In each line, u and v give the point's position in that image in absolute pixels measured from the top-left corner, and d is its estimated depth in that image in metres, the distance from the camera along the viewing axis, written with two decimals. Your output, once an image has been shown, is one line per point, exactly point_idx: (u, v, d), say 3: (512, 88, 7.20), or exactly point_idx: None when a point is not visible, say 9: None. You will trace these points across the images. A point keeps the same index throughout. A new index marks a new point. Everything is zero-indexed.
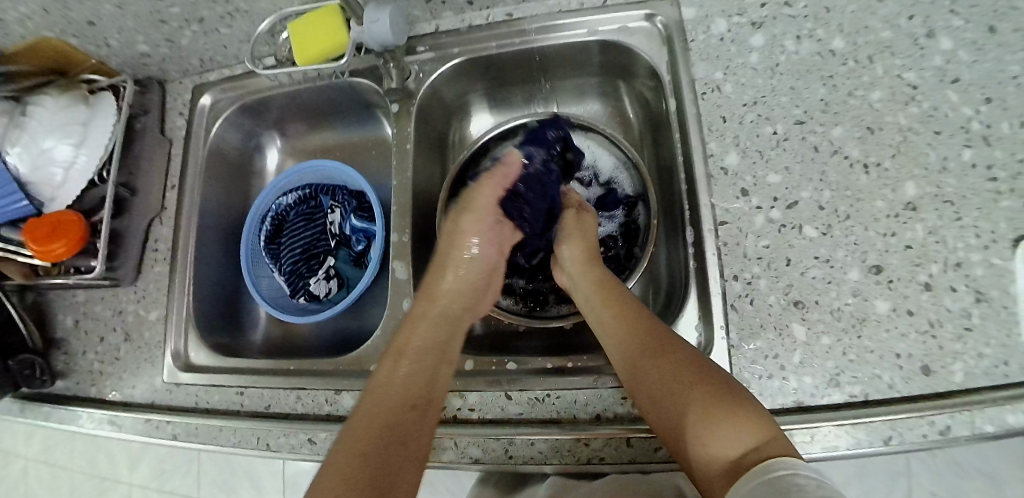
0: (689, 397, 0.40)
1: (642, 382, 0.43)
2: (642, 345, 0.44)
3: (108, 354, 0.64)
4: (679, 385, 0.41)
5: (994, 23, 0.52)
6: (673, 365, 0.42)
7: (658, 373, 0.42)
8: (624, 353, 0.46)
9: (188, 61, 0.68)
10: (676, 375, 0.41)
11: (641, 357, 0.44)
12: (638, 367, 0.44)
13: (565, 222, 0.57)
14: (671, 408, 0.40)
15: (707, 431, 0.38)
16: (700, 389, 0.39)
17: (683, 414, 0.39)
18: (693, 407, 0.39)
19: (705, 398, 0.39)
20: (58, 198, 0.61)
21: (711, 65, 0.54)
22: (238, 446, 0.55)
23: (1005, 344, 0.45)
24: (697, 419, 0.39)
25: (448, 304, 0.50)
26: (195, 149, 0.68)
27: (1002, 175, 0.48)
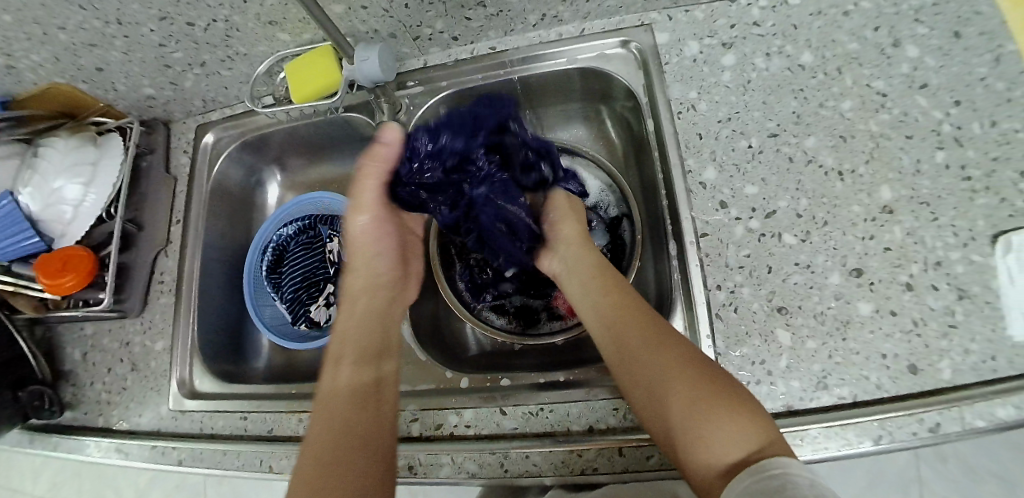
0: (687, 393, 0.40)
1: (639, 368, 0.43)
2: (646, 334, 0.45)
3: (115, 385, 0.66)
4: (678, 379, 0.41)
5: (958, 30, 0.55)
6: (676, 358, 0.42)
7: (662, 363, 0.42)
8: (625, 337, 0.46)
9: (190, 102, 0.71)
10: (676, 370, 0.42)
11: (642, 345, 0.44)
12: (637, 352, 0.44)
13: (554, 200, 0.60)
14: (666, 400, 0.41)
15: (703, 428, 0.39)
16: (702, 387, 0.40)
17: (672, 408, 0.40)
18: (692, 404, 0.40)
19: (706, 396, 0.39)
20: (68, 234, 0.64)
21: (686, 85, 0.57)
22: (243, 469, 0.56)
23: (991, 339, 0.46)
24: (698, 418, 0.39)
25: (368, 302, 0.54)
26: (198, 187, 0.71)
27: (976, 173, 0.50)
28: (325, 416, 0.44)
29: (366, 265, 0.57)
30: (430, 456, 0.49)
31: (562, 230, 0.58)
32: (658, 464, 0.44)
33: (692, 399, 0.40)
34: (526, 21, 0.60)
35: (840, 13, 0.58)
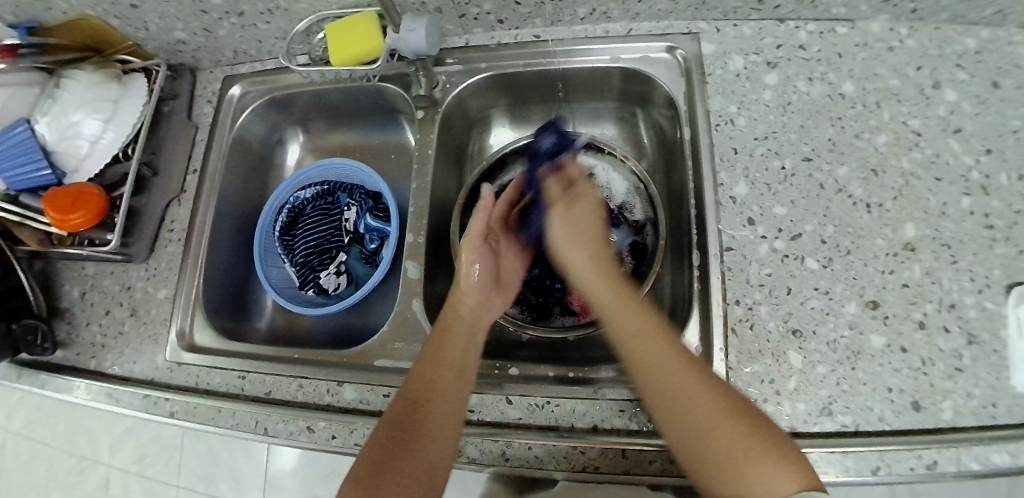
0: (722, 434, 0.38)
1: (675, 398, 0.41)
2: (672, 375, 0.42)
3: (112, 328, 0.65)
4: (711, 419, 0.39)
5: (998, 79, 0.55)
6: (701, 396, 0.40)
7: (686, 403, 0.40)
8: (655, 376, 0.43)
9: (222, 52, 0.70)
10: (709, 410, 0.40)
11: (676, 383, 0.41)
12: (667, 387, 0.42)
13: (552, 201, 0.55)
14: (704, 448, 0.39)
15: (742, 478, 0.37)
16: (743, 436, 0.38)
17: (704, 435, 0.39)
18: (730, 446, 0.38)
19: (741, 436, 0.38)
20: (81, 170, 0.62)
21: (726, 99, 0.57)
22: (235, 428, 0.55)
23: (994, 386, 0.46)
24: (744, 463, 0.37)
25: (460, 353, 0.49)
26: (219, 137, 0.70)
27: (999, 223, 0.51)
28: (402, 393, 0.46)
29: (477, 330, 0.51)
30: None
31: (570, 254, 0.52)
32: (659, 469, 0.45)
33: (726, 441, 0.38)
34: (574, 14, 0.60)
35: (885, 47, 0.58)
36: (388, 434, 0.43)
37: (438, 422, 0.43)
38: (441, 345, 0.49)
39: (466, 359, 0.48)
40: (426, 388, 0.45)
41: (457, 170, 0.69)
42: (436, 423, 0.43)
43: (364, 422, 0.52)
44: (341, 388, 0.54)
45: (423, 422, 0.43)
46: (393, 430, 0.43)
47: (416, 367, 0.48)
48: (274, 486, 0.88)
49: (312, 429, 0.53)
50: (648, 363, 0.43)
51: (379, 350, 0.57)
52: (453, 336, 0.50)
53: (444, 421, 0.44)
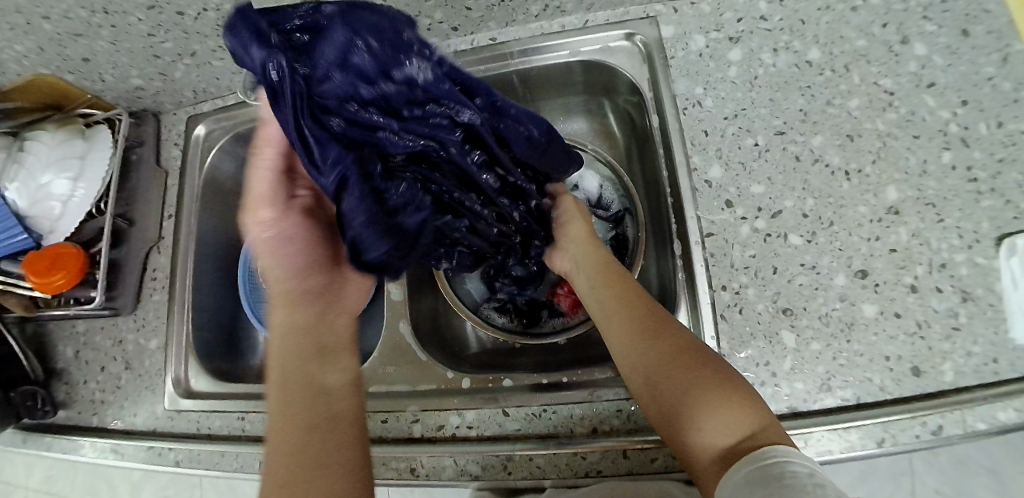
0: (680, 380, 0.41)
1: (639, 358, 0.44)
2: (644, 342, 0.45)
3: (109, 383, 0.65)
4: (674, 380, 0.42)
5: (966, 27, 0.54)
6: (664, 349, 0.43)
7: (653, 365, 0.43)
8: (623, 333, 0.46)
9: (181, 93, 0.69)
10: (666, 370, 0.42)
11: (644, 356, 0.44)
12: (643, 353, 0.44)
13: (565, 205, 0.57)
14: (668, 390, 0.42)
15: (698, 423, 0.39)
16: (700, 379, 0.41)
17: (675, 383, 0.41)
18: (690, 396, 0.40)
19: (711, 383, 0.40)
20: (56, 231, 0.62)
21: (691, 81, 0.56)
22: (240, 471, 0.56)
23: (993, 342, 0.46)
24: (693, 415, 0.40)
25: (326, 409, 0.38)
26: (190, 180, 0.70)
27: (982, 175, 0.49)
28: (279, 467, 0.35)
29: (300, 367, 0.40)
30: (431, 458, 0.48)
31: (568, 233, 0.55)
32: (662, 466, 0.44)
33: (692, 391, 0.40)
34: (527, 12, 0.58)
35: (848, 8, 0.57)
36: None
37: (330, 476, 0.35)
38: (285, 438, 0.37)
39: (339, 417, 0.38)
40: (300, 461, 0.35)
41: None
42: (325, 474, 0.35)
43: None
44: None
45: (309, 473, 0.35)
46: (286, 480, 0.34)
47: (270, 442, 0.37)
48: None
49: None
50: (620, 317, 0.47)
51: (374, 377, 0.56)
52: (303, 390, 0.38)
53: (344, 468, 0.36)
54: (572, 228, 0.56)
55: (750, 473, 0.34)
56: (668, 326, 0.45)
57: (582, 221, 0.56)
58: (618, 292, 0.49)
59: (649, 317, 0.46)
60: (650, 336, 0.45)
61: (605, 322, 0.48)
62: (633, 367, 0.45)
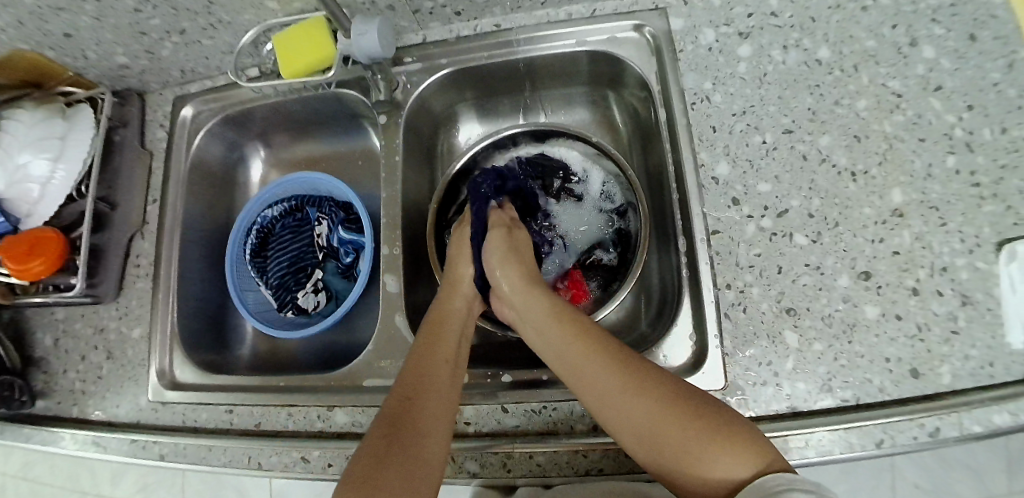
0: (673, 434, 0.38)
1: (621, 415, 0.40)
2: (625, 395, 0.40)
3: (90, 373, 0.63)
4: (665, 434, 0.39)
5: (974, 32, 0.53)
6: (648, 401, 0.40)
7: (643, 422, 0.39)
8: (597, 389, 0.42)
9: (168, 72, 0.66)
10: (655, 427, 0.39)
11: (625, 412, 0.40)
12: (621, 408, 0.40)
13: (495, 239, 0.52)
14: (660, 444, 0.39)
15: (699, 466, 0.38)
16: (692, 425, 0.38)
17: (668, 435, 0.39)
18: (686, 449, 0.38)
19: (703, 428, 0.38)
20: (33, 215, 0.59)
21: (700, 76, 0.55)
22: (228, 466, 0.54)
23: (991, 346, 0.46)
24: (694, 460, 0.38)
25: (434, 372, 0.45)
26: (176, 163, 0.67)
27: (985, 180, 0.49)
28: (395, 392, 0.43)
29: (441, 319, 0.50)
30: None
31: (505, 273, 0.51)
32: None
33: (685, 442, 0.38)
34: None
35: (858, 7, 0.56)
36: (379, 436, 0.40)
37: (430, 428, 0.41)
38: (387, 432, 0.40)
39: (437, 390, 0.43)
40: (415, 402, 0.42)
41: (428, 173, 0.66)
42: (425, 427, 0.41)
43: (360, 446, 0.50)
44: (332, 413, 0.53)
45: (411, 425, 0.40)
46: (386, 434, 0.40)
47: (402, 373, 0.45)
48: None
49: (307, 459, 0.51)
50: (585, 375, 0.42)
51: (368, 370, 0.55)
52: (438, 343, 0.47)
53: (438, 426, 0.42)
54: (506, 269, 0.51)
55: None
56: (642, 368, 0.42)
57: (512, 250, 0.52)
58: (579, 339, 0.44)
59: (624, 365, 0.42)
60: (628, 390, 0.40)
61: (572, 378, 0.43)
62: (620, 428, 0.41)
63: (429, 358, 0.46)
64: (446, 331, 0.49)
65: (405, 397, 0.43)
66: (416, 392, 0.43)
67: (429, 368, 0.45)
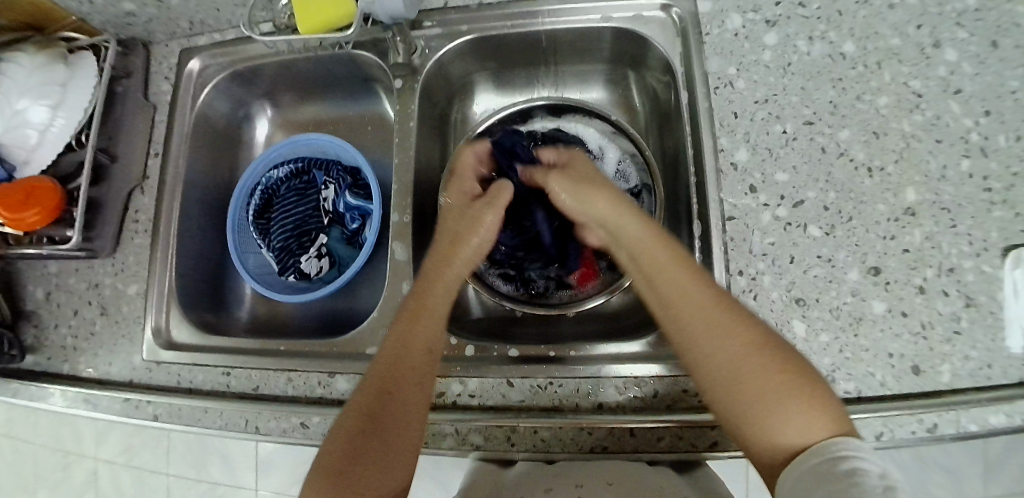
0: (758, 375, 0.37)
1: (715, 344, 0.39)
2: (723, 319, 0.39)
3: (82, 329, 0.61)
4: (750, 371, 0.37)
5: (997, 39, 0.53)
6: (744, 343, 0.38)
7: (732, 349, 0.38)
8: (695, 316, 0.40)
9: (176, 23, 0.64)
10: (746, 358, 0.38)
11: (717, 338, 0.39)
12: (713, 337, 0.39)
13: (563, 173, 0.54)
14: (743, 383, 0.37)
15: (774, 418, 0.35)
16: (776, 371, 0.37)
17: (749, 373, 0.37)
18: (768, 395, 0.36)
19: (793, 384, 0.36)
20: (31, 162, 0.57)
21: (725, 60, 0.54)
22: (225, 428, 0.53)
23: (991, 348, 0.46)
24: (768, 410, 0.36)
25: (414, 363, 0.43)
26: (180, 117, 0.65)
27: (997, 186, 0.50)
28: (373, 378, 0.42)
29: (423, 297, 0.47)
30: (432, 425, 0.48)
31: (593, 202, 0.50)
32: (667, 445, 0.45)
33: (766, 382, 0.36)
34: None
35: (885, 4, 0.55)
36: (352, 428, 0.40)
37: (404, 422, 0.41)
38: (360, 424, 0.40)
39: (413, 383, 0.42)
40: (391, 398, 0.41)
41: (440, 144, 0.65)
42: (399, 423, 0.40)
43: None
44: (334, 379, 0.53)
45: (386, 420, 0.40)
46: (359, 425, 0.40)
47: (381, 354, 0.44)
48: (266, 469, 0.88)
49: (307, 424, 0.51)
50: (686, 300, 0.41)
51: (371, 338, 0.54)
52: (420, 329, 0.45)
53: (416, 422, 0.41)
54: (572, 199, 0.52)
55: (811, 473, 0.32)
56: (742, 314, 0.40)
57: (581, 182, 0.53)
58: (681, 266, 0.43)
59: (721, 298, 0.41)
60: (718, 334, 0.39)
61: (664, 307, 0.43)
62: (700, 366, 0.39)
63: (408, 344, 0.44)
64: (429, 313, 0.46)
65: (381, 389, 0.41)
66: (393, 384, 0.42)
67: (405, 356, 0.43)
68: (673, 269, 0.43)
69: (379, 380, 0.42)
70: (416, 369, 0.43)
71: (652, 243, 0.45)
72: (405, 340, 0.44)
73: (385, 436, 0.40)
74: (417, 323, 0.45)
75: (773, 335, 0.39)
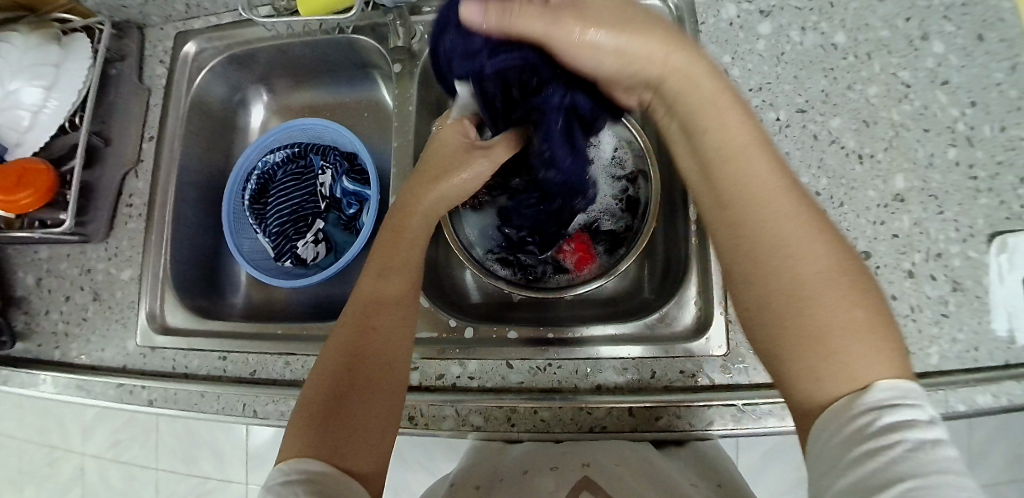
0: (830, 294, 0.29)
1: (787, 246, 0.31)
2: (802, 225, 0.31)
3: (74, 314, 0.61)
4: (825, 288, 0.29)
5: (983, 32, 0.54)
6: (822, 258, 0.30)
7: (808, 256, 0.30)
8: (773, 210, 0.32)
9: (172, 5, 0.63)
10: (821, 274, 0.30)
11: (792, 242, 0.31)
12: (790, 238, 0.31)
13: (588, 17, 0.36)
14: (807, 297, 0.29)
15: (833, 348, 0.28)
16: (852, 297, 0.29)
17: (822, 290, 0.29)
18: (837, 319, 0.28)
19: (868, 321, 0.28)
20: (24, 144, 0.57)
21: (720, 48, 0.55)
22: (222, 413, 0.53)
23: (977, 331, 0.48)
24: (833, 339, 0.28)
25: (393, 294, 0.44)
26: (176, 100, 0.64)
27: (983, 174, 0.51)
28: (351, 314, 0.43)
29: (400, 232, 0.47)
30: (432, 407, 0.48)
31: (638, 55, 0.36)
32: (664, 425, 0.46)
33: (837, 306, 0.29)
34: None
35: None
36: (336, 363, 0.40)
37: (388, 354, 0.41)
38: (343, 358, 0.40)
39: (393, 314, 0.43)
40: (372, 329, 0.42)
41: None
42: (383, 354, 0.41)
43: None
44: None
45: (370, 351, 0.41)
46: (342, 360, 0.40)
47: (357, 290, 0.44)
48: (257, 463, 0.87)
49: None
50: (763, 193, 0.32)
51: None
52: (397, 261, 0.45)
53: (400, 353, 0.42)
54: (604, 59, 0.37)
55: (847, 426, 0.26)
56: (822, 225, 0.32)
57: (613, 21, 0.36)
58: (763, 158, 0.34)
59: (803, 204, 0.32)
60: (781, 241, 0.31)
61: (721, 205, 0.34)
62: (746, 272, 0.32)
63: (385, 277, 0.44)
64: (404, 246, 0.47)
65: (360, 325, 0.42)
66: (374, 317, 0.42)
67: (383, 288, 0.44)
68: (745, 162, 0.34)
69: (359, 314, 0.42)
70: (395, 300, 0.44)
71: (723, 127, 0.35)
72: (383, 274, 0.44)
73: (371, 367, 0.40)
74: (392, 257, 0.46)
75: (858, 263, 0.31)
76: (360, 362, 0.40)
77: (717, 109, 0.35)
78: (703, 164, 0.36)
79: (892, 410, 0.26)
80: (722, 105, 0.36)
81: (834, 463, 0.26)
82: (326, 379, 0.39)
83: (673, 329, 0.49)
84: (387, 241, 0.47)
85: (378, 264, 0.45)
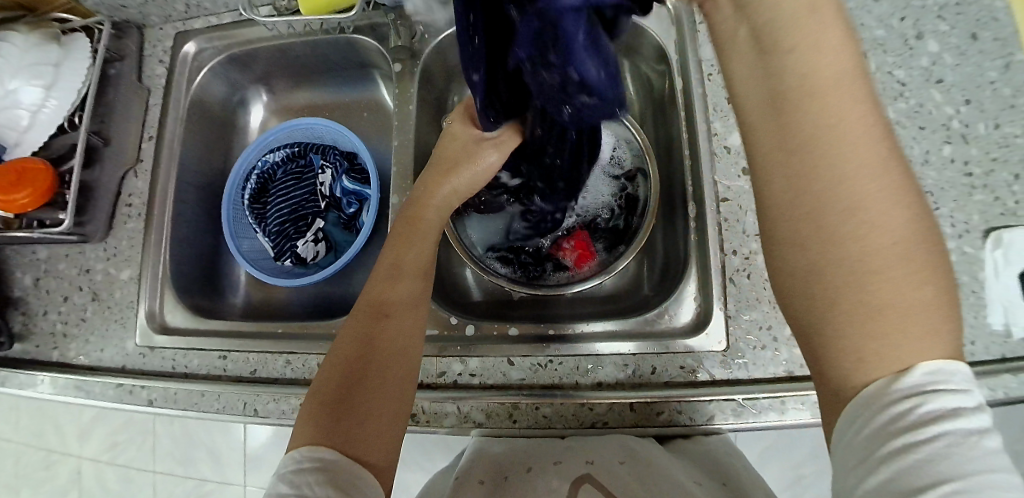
0: (894, 264, 0.24)
1: (853, 201, 0.24)
2: (876, 175, 0.24)
3: (73, 315, 0.60)
4: (886, 256, 0.24)
5: (976, 31, 0.55)
6: (889, 218, 0.24)
7: (874, 216, 0.24)
8: (845, 153, 0.24)
9: (172, 5, 0.64)
10: (886, 239, 0.24)
11: (860, 198, 0.24)
12: (858, 189, 0.24)
13: None
14: (865, 264, 0.24)
15: (884, 327, 0.24)
16: (915, 268, 0.24)
17: (882, 258, 0.24)
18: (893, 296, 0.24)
19: (929, 295, 0.24)
20: (22, 144, 0.57)
21: None
22: (223, 412, 0.53)
23: (973, 325, 0.48)
24: (883, 318, 0.24)
25: (406, 286, 0.45)
26: (175, 99, 0.65)
27: (977, 171, 0.52)
28: (365, 303, 0.44)
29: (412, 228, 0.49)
30: (433, 404, 0.48)
31: None
32: (666, 419, 0.46)
33: (898, 277, 0.24)
34: None
35: None
36: (349, 351, 0.41)
37: (400, 342, 0.42)
38: (356, 346, 0.41)
39: (405, 304, 0.44)
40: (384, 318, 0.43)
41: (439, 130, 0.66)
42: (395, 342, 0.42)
43: None
44: None
45: (381, 339, 0.41)
46: (355, 348, 0.41)
47: (372, 281, 0.46)
48: (255, 465, 0.86)
49: None
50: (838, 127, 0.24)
51: None
52: (410, 255, 0.47)
53: (412, 343, 0.43)
54: None
55: (878, 422, 0.24)
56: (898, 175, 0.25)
57: None
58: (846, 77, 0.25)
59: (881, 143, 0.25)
60: (853, 206, 0.24)
61: (787, 147, 0.26)
62: (790, 227, 0.26)
63: (398, 270, 0.46)
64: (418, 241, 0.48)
65: (373, 314, 0.43)
66: (387, 306, 0.43)
67: (396, 279, 0.45)
68: (830, 86, 0.24)
69: (372, 304, 0.44)
70: (407, 291, 0.45)
71: (818, 44, 0.24)
72: (395, 266, 0.46)
73: (382, 355, 0.41)
74: (406, 251, 0.47)
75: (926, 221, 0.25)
76: (372, 349, 0.41)
77: (813, 19, 0.24)
78: (769, 92, 0.26)
79: (930, 397, 0.24)
80: (822, 12, 0.24)
81: (860, 459, 0.25)
82: (340, 365, 0.40)
83: (673, 325, 0.50)
84: (401, 236, 0.48)
85: (392, 258, 0.47)
